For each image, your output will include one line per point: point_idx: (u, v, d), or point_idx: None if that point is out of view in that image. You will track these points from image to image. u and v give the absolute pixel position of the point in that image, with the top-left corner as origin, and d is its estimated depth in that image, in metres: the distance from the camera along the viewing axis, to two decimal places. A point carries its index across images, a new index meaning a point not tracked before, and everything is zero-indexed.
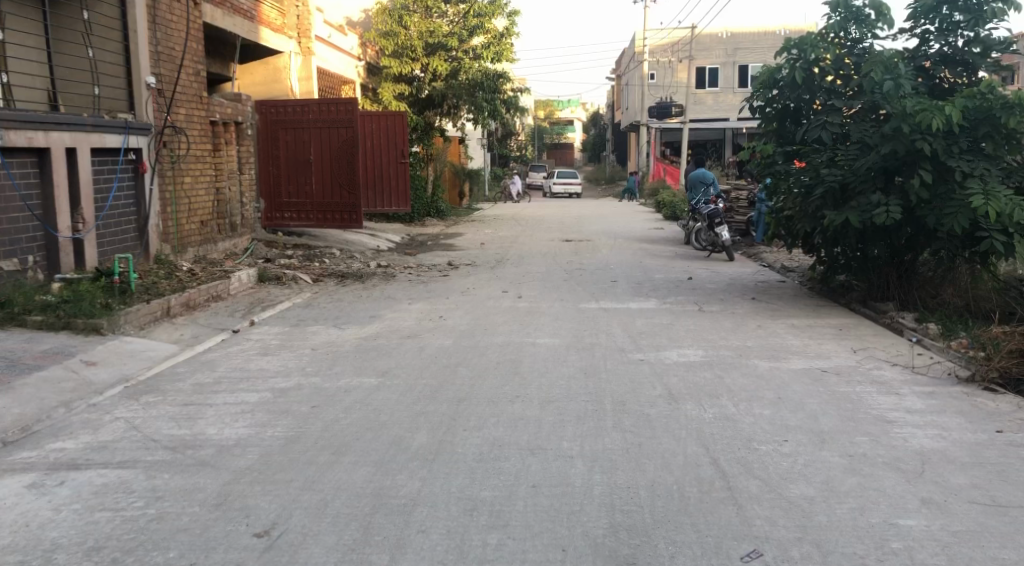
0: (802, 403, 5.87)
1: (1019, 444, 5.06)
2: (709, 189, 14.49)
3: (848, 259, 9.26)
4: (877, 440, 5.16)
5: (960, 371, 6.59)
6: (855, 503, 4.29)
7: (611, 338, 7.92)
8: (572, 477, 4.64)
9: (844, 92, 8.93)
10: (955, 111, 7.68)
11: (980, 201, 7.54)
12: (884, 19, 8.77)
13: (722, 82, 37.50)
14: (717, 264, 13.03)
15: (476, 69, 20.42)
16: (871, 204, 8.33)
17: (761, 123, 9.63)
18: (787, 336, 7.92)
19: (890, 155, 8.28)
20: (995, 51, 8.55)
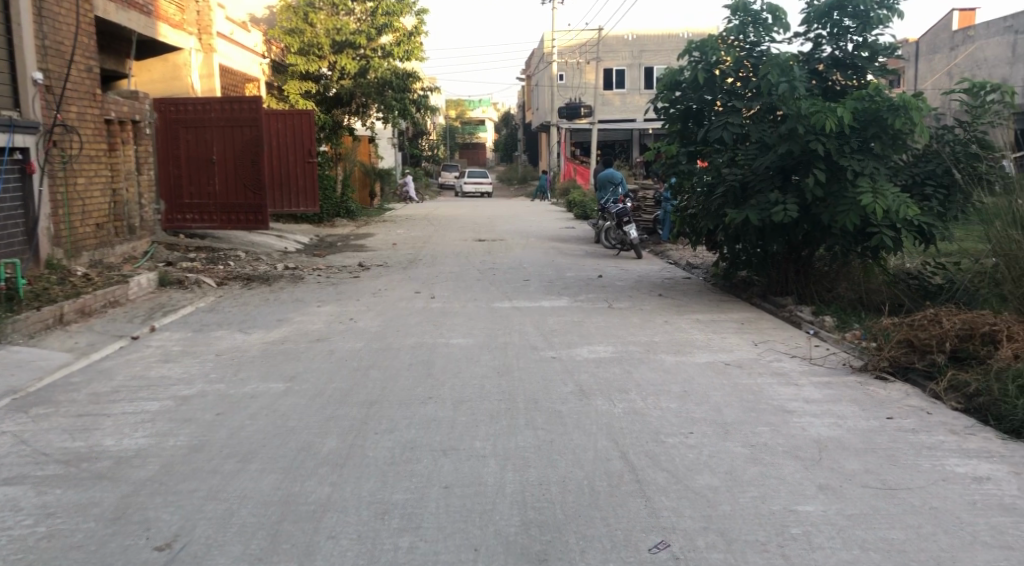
0: (707, 396, 6.04)
1: (907, 429, 5.33)
2: (618, 188, 14.72)
3: (749, 255, 9.59)
4: (777, 429, 5.35)
5: (854, 361, 6.91)
6: (757, 491, 4.44)
7: (523, 337, 7.97)
8: (484, 476, 4.66)
9: (743, 93, 9.20)
10: (847, 113, 8.00)
11: (870, 199, 7.91)
12: (780, 23, 9.09)
13: (628, 83, 38.20)
14: (627, 262, 13.29)
15: (385, 69, 20.33)
16: (769, 203, 8.64)
17: (666, 123, 9.84)
18: (693, 331, 8.12)
19: (786, 155, 8.60)
20: (882, 56, 9.00)
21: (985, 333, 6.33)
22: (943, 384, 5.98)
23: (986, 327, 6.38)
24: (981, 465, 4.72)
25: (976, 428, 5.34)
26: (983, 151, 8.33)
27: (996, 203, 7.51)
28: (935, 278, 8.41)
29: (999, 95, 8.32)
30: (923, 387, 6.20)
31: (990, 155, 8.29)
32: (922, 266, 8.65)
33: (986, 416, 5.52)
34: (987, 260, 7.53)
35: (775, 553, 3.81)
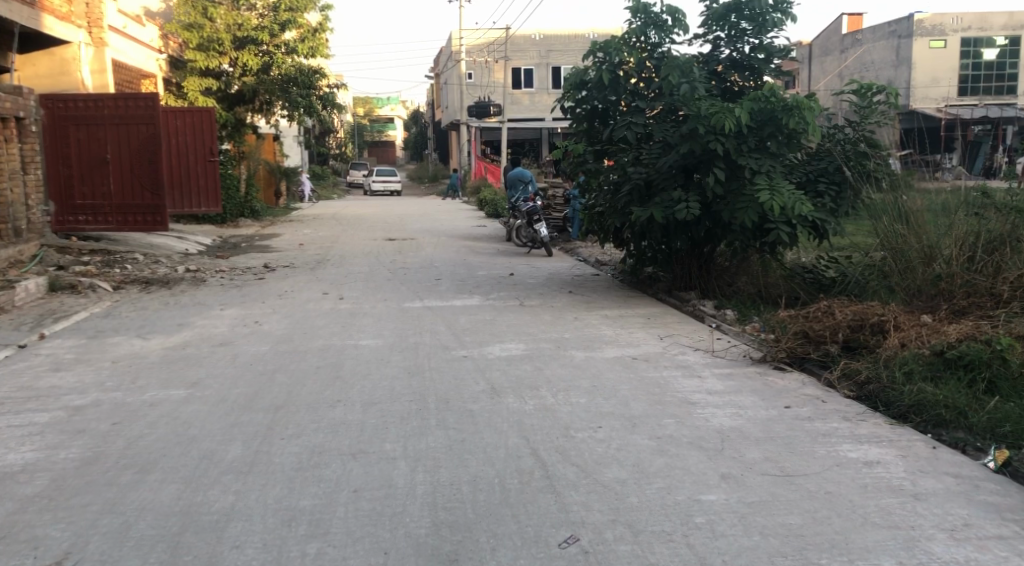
0: (615, 390, 6.15)
1: (804, 418, 5.53)
2: (528, 186, 14.80)
3: (655, 252, 9.80)
4: (682, 421, 5.48)
5: (754, 352, 7.13)
6: (663, 483, 4.54)
7: (434, 336, 7.94)
8: (394, 478, 4.62)
9: (646, 93, 9.38)
10: (744, 113, 8.26)
11: (767, 197, 8.18)
12: (680, 24, 9.31)
13: (537, 83, 38.50)
14: (537, 259, 13.39)
15: (290, 65, 19.99)
16: (672, 200, 8.84)
17: (572, 123, 9.94)
18: (601, 327, 8.24)
19: (688, 154, 8.82)
20: (777, 57, 9.30)
21: (875, 324, 6.65)
22: (836, 372, 6.25)
23: (875, 317, 6.69)
24: (872, 450, 4.95)
25: (867, 414, 5.59)
26: (872, 149, 8.70)
27: (884, 199, 7.84)
28: (830, 271, 8.69)
29: (885, 97, 8.74)
30: (818, 376, 6.46)
31: (878, 153, 8.66)
32: (817, 260, 8.95)
33: (876, 402, 5.79)
34: (876, 253, 7.89)
35: (680, 542, 3.91)
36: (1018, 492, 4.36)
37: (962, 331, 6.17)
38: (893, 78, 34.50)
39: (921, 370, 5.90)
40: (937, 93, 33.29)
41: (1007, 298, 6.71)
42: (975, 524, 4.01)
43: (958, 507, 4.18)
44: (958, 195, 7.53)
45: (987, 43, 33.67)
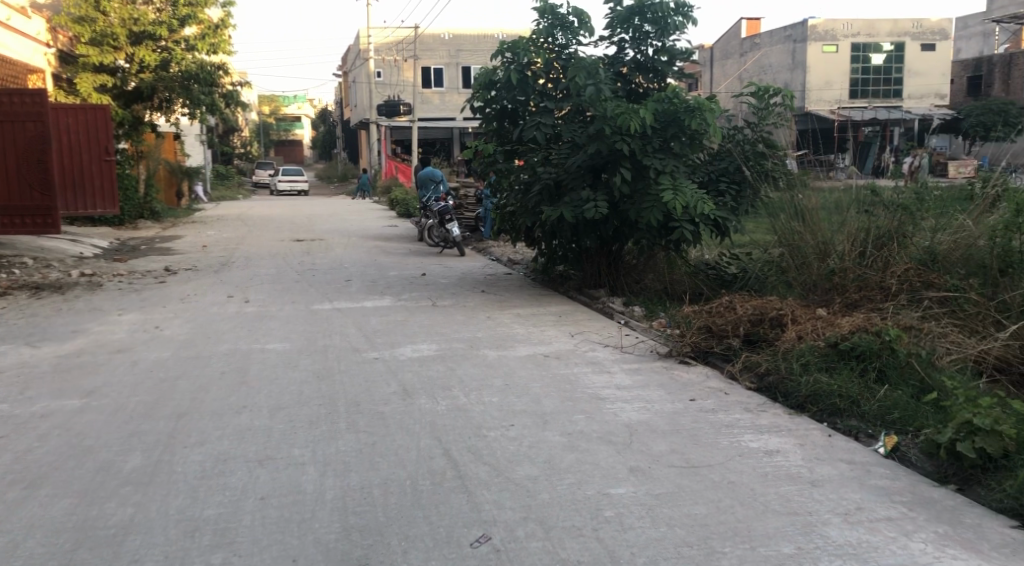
0: (527, 388, 6.19)
1: (708, 410, 5.69)
2: (439, 186, 14.74)
3: (565, 251, 9.92)
4: (591, 417, 5.56)
5: (660, 347, 7.30)
6: (573, 478, 4.60)
7: (344, 338, 7.84)
8: (302, 483, 4.54)
9: (554, 94, 9.47)
10: (648, 114, 8.43)
11: (671, 196, 8.38)
12: (586, 27, 9.44)
13: (447, 82, 38.41)
14: (449, 259, 13.37)
15: (190, 61, 19.27)
16: (581, 200, 8.96)
17: (482, 123, 9.95)
18: (513, 326, 8.29)
19: (595, 154, 8.95)
20: (679, 60, 9.52)
21: (773, 317, 6.89)
22: (738, 365, 6.46)
23: (774, 311, 6.94)
24: (772, 440, 5.13)
25: (767, 404, 5.80)
26: (770, 150, 9.06)
27: (781, 198, 8.17)
28: (731, 267, 8.92)
29: (782, 99, 9.01)
30: (722, 369, 6.66)
31: (775, 154, 9.03)
32: (719, 257, 9.15)
33: (775, 393, 6.01)
34: (775, 250, 8.20)
35: (590, 536, 3.97)
36: (906, 475, 4.59)
37: (855, 323, 6.44)
38: (789, 81, 35.84)
39: (816, 361, 6.16)
40: (830, 95, 34.76)
41: (895, 291, 7.01)
42: (866, 507, 4.20)
43: (852, 492, 4.38)
44: (850, 194, 7.88)
45: (876, 48, 35.33)
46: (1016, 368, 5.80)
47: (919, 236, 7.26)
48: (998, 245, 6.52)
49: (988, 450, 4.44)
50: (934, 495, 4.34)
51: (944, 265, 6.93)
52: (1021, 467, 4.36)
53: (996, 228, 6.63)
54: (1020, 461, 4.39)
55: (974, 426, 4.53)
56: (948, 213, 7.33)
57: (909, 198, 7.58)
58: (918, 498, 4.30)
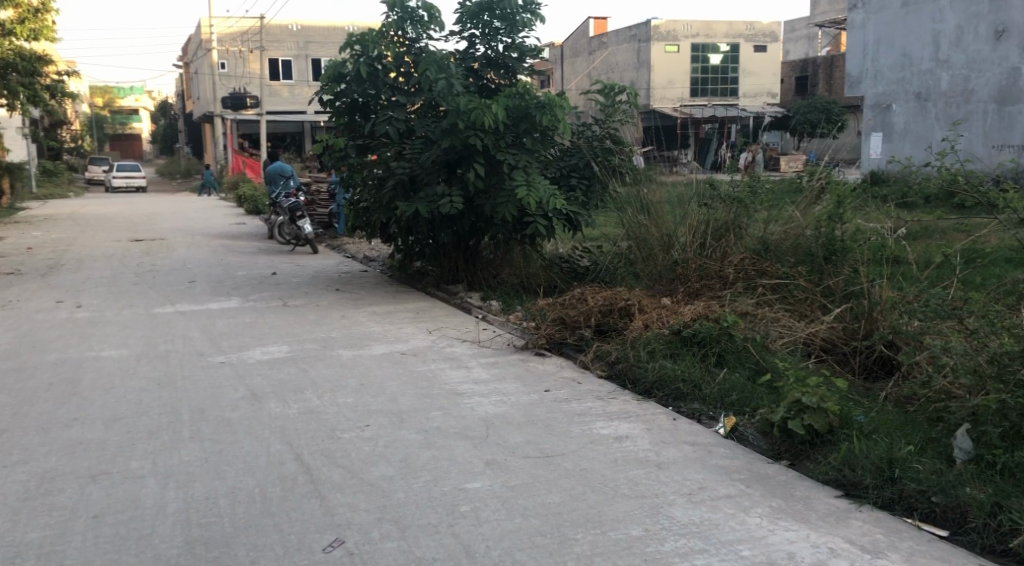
0: (383, 386, 6.11)
1: (562, 400, 5.81)
2: (289, 181, 14.27)
3: (422, 247, 9.86)
4: (448, 413, 5.55)
5: (517, 340, 7.38)
6: (429, 475, 4.57)
7: (187, 342, 7.48)
8: (141, 498, 4.30)
9: (406, 88, 9.36)
10: (500, 109, 8.47)
11: (524, 192, 8.45)
12: (436, 21, 9.40)
13: (295, 75, 37.40)
14: (302, 257, 13.01)
15: (8, 50, 17.74)
16: (436, 195, 8.90)
17: (332, 117, 9.72)
18: (369, 324, 8.16)
19: (449, 149, 8.93)
20: (529, 57, 9.66)
21: (622, 307, 7.11)
22: (590, 354, 6.62)
23: (623, 301, 7.16)
24: (621, 425, 5.29)
25: (616, 392, 5.98)
26: (616, 146, 9.31)
27: (629, 192, 8.48)
28: (583, 259, 9.15)
29: (626, 96, 9.37)
30: (574, 358, 6.81)
31: (622, 149, 9.28)
32: (572, 250, 9.34)
33: (624, 380, 6.21)
34: (623, 243, 8.52)
35: (446, 532, 3.96)
36: (743, 454, 4.85)
37: (696, 311, 6.74)
38: (635, 79, 37.13)
39: (662, 348, 6.41)
40: (673, 94, 36.30)
41: (733, 279, 7.34)
42: (708, 486, 4.40)
43: (695, 472, 4.58)
44: (692, 188, 8.25)
45: (713, 48, 37.16)
46: (840, 348, 6.25)
47: (753, 228, 7.65)
48: (823, 235, 7.05)
49: (815, 426, 4.75)
50: (769, 470, 4.61)
51: (776, 254, 7.35)
52: (844, 441, 4.68)
53: (820, 219, 7.14)
54: (843, 435, 4.72)
55: (803, 404, 4.84)
56: (779, 206, 7.76)
57: (744, 191, 7.93)
58: (754, 475, 4.55)
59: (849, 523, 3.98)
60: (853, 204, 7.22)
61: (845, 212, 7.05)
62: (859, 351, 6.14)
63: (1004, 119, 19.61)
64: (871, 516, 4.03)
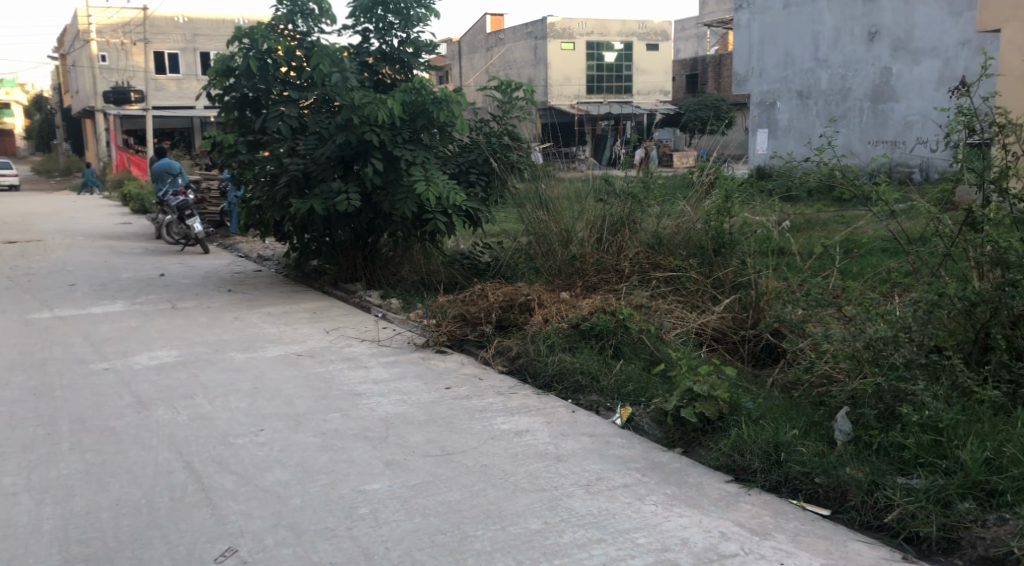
0: (279, 389, 5.96)
1: (463, 397, 5.79)
2: (177, 179, 13.73)
3: (319, 245, 9.65)
4: (346, 414, 5.46)
5: (417, 338, 7.33)
6: (326, 479, 4.48)
7: (67, 349, 7.11)
8: (15, 516, 4.06)
9: (297, 82, 9.14)
10: (396, 104, 8.37)
11: (423, 187, 8.36)
12: (327, 14, 9.21)
13: (183, 69, 36.08)
14: (192, 257, 12.56)
15: None
16: (332, 192, 8.73)
17: (221, 112, 9.42)
18: (264, 325, 7.95)
19: (345, 145, 8.76)
20: (424, 52, 9.59)
21: (522, 303, 7.14)
22: (491, 350, 6.64)
23: (523, 296, 7.19)
24: (522, 420, 5.32)
25: (517, 387, 6.02)
26: (514, 142, 9.37)
27: (528, 189, 8.61)
28: (484, 256, 9.13)
29: (523, 93, 9.43)
30: (476, 355, 6.82)
31: (519, 145, 9.32)
32: (473, 246, 9.33)
33: (525, 374, 6.26)
34: (523, 238, 8.59)
35: (344, 536, 3.89)
36: (639, 443, 4.95)
37: (594, 305, 6.84)
38: (532, 76, 37.44)
39: (560, 342, 6.47)
40: (570, 91, 36.78)
41: (628, 272, 7.48)
42: (605, 477, 4.47)
43: (592, 463, 4.65)
44: (589, 184, 8.39)
45: (608, 47, 37.84)
46: (730, 337, 6.45)
47: (646, 222, 7.77)
48: (712, 229, 7.25)
49: (706, 414, 4.91)
50: (663, 458, 4.72)
51: (668, 248, 7.51)
52: (733, 427, 4.84)
53: (710, 212, 7.35)
54: (732, 422, 4.88)
55: (695, 393, 5.00)
56: (671, 201, 7.95)
57: (637, 187, 8.09)
58: (650, 463, 4.66)
59: (739, 506, 4.12)
60: (740, 198, 7.47)
61: (732, 206, 7.26)
62: (748, 339, 6.36)
63: (879, 116, 20.66)
64: (760, 499, 4.19)
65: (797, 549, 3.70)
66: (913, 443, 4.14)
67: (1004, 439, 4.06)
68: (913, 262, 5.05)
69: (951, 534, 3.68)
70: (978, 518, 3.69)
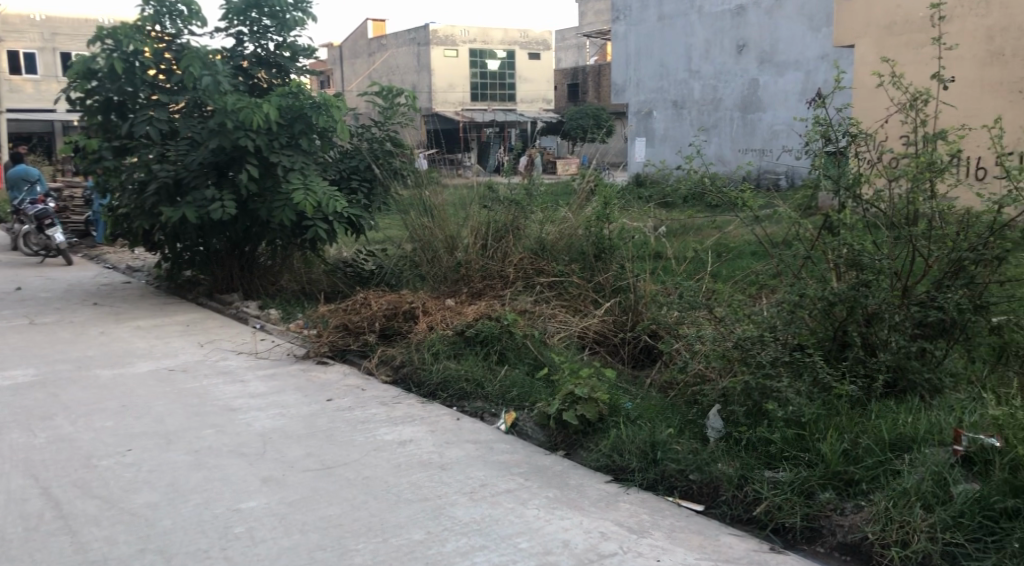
0: (148, 407, 5.70)
1: (345, 408, 5.69)
2: (35, 187, 12.92)
3: (192, 254, 9.30)
4: (222, 430, 5.28)
5: (297, 349, 7.16)
6: (199, 498, 4.32)
7: None
8: None
9: (166, 85, 8.77)
10: (273, 109, 8.15)
11: (302, 195, 8.16)
12: (198, 16, 8.89)
13: (41, 70, 34.15)
14: (53, 269, 11.87)
15: None
16: (205, 199, 8.42)
17: (83, 116, 8.94)
18: (133, 340, 7.59)
19: (219, 151, 8.48)
20: (302, 56, 9.40)
21: (406, 311, 7.07)
22: (374, 359, 6.56)
23: (407, 304, 7.12)
24: (405, 430, 5.27)
25: (400, 396, 5.97)
26: (397, 148, 9.29)
27: (412, 195, 8.57)
28: (368, 264, 9.05)
29: (405, 99, 9.35)
30: (358, 365, 6.73)
31: (402, 152, 9.27)
32: (356, 254, 9.21)
33: (409, 384, 6.22)
34: (407, 245, 8.54)
35: (218, 557, 3.75)
36: (523, 447, 5.00)
37: (478, 311, 6.85)
38: (415, 83, 37.29)
39: (445, 349, 6.45)
40: (454, 98, 36.80)
41: (513, 278, 7.52)
42: (489, 483, 4.48)
43: (476, 470, 4.65)
44: (474, 192, 8.39)
45: (491, 55, 38.19)
46: (611, 339, 6.59)
47: (530, 228, 7.86)
48: (593, 234, 7.35)
49: (586, 416, 4.99)
50: (546, 462, 4.77)
51: (552, 253, 7.61)
52: (613, 428, 4.94)
53: (591, 219, 7.44)
54: (612, 423, 4.98)
55: (576, 396, 5.08)
56: (554, 208, 8.08)
57: (520, 194, 8.15)
58: (533, 467, 4.70)
59: (618, 506, 4.21)
60: (618, 204, 7.63)
61: (612, 212, 7.36)
62: (628, 341, 6.54)
63: (748, 126, 21.51)
64: (637, 498, 4.30)
65: (673, 545, 3.81)
66: (778, 437, 4.33)
67: (859, 430, 4.30)
68: (778, 264, 5.29)
69: (813, 523, 3.88)
70: (837, 507, 3.90)
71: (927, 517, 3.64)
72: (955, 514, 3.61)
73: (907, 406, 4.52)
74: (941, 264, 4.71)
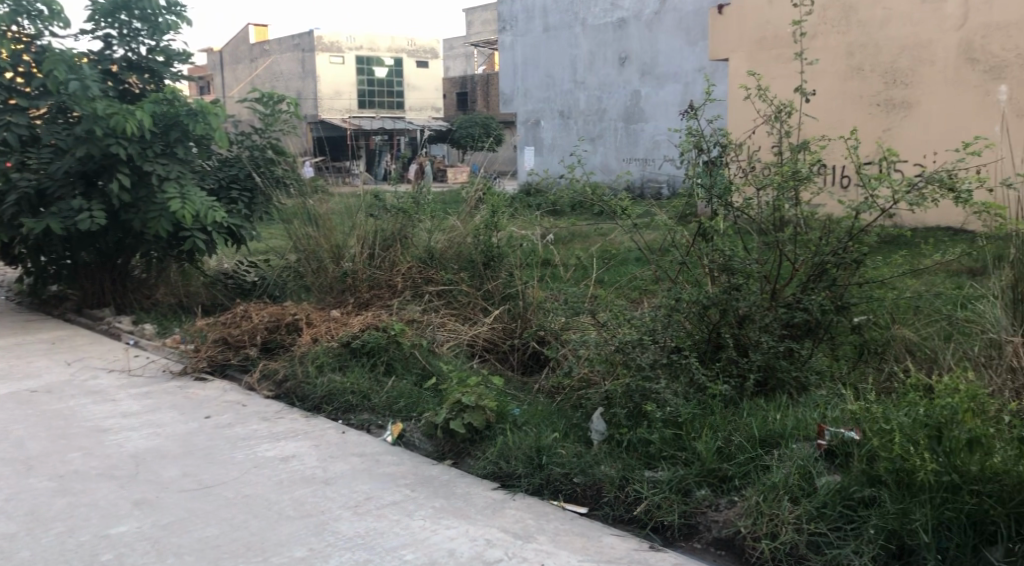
0: (7, 431, 5.35)
1: (224, 425, 5.51)
2: None
3: (59, 268, 8.83)
4: (90, 453, 5.01)
5: (173, 365, 6.89)
6: (62, 526, 4.09)
7: None
8: None
9: (26, 89, 8.28)
10: (146, 116, 7.80)
11: (178, 205, 7.82)
12: (59, 16, 8.40)
13: None
14: None
15: None
16: (72, 210, 8.00)
17: None
18: None
19: (86, 159, 8.09)
20: (177, 61, 9.08)
21: (289, 323, 6.92)
22: (256, 374, 6.37)
23: (290, 317, 6.97)
24: (288, 445, 5.14)
25: (283, 411, 5.82)
26: (278, 155, 9.06)
27: (296, 204, 8.39)
28: (249, 275, 8.84)
29: (287, 106, 9.14)
30: (239, 380, 6.52)
31: (284, 159, 9.06)
32: (237, 265, 8.95)
33: (292, 398, 6.08)
34: (290, 256, 8.36)
35: None
36: (409, 458, 4.96)
37: (365, 321, 6.75)
38: (301, 90, 36.59)
39: (330, 361, 6.32)
40: (341, 105, 36.29)
41: (401, 287, 7.44)
42: (374, 496, 4.42)
43: (361, 484, 4.58)
44: (360, 200, 8.30)
45: (378, 62, 37.93)
46: (500, 346, 6.63)
47: (417, 236, 7.83)
48: (481, 242, 7.39)
49: (473, 424, 4.99)
50: (433, 472, 4.75)
51: (440, 262, 7.59)
52: (499, 435, 4.97)
53: (478, 227, 7.48)
54: (499, 430, 5.02)
55: (463, 404, 5.07)
56: (442, 217, 8.08)
57: (407, 202, 8.11)
58: (419, 478, 4.66)
59: (504, 513, 4.23)
60: (506, 212, 7.69)
61: (499, 220, 7.40)
62: (516, 348, 6.58)
63: (630, 135, 22.04)
64: (523, 504, 4.34)
65: (557, 548, 3.86)
66: (657, 438, 4.45)
67: (732, 428, 4.45)
68: (658, 270, 5.45)
69: (690, 520, 4.01)
70: (712, 503, 4.05)
71: (795, 509, 3.81)
72: (819, 505, 3.79)
73: (776, 404, 4.71)
74: (806, 267, 4.94)
